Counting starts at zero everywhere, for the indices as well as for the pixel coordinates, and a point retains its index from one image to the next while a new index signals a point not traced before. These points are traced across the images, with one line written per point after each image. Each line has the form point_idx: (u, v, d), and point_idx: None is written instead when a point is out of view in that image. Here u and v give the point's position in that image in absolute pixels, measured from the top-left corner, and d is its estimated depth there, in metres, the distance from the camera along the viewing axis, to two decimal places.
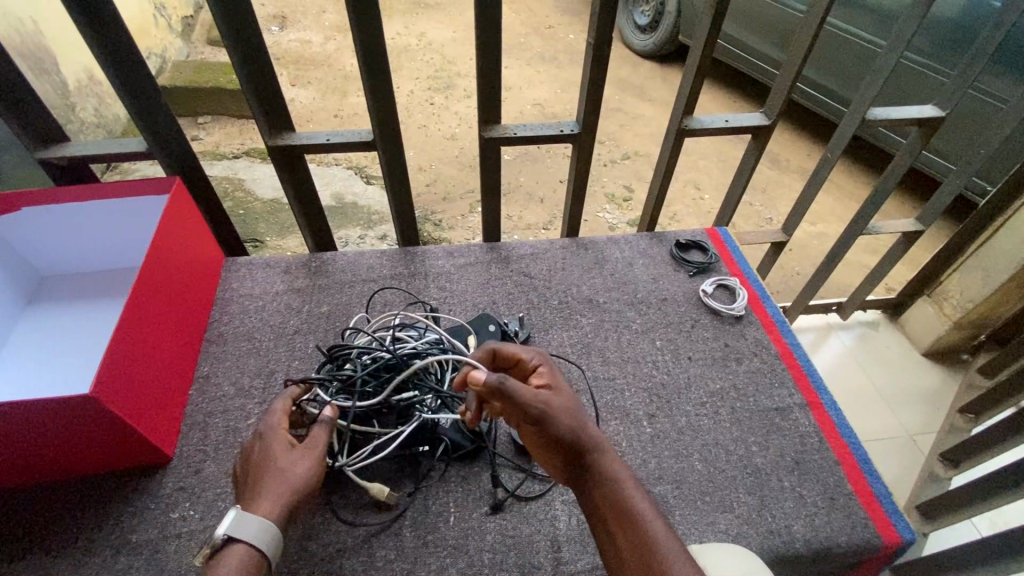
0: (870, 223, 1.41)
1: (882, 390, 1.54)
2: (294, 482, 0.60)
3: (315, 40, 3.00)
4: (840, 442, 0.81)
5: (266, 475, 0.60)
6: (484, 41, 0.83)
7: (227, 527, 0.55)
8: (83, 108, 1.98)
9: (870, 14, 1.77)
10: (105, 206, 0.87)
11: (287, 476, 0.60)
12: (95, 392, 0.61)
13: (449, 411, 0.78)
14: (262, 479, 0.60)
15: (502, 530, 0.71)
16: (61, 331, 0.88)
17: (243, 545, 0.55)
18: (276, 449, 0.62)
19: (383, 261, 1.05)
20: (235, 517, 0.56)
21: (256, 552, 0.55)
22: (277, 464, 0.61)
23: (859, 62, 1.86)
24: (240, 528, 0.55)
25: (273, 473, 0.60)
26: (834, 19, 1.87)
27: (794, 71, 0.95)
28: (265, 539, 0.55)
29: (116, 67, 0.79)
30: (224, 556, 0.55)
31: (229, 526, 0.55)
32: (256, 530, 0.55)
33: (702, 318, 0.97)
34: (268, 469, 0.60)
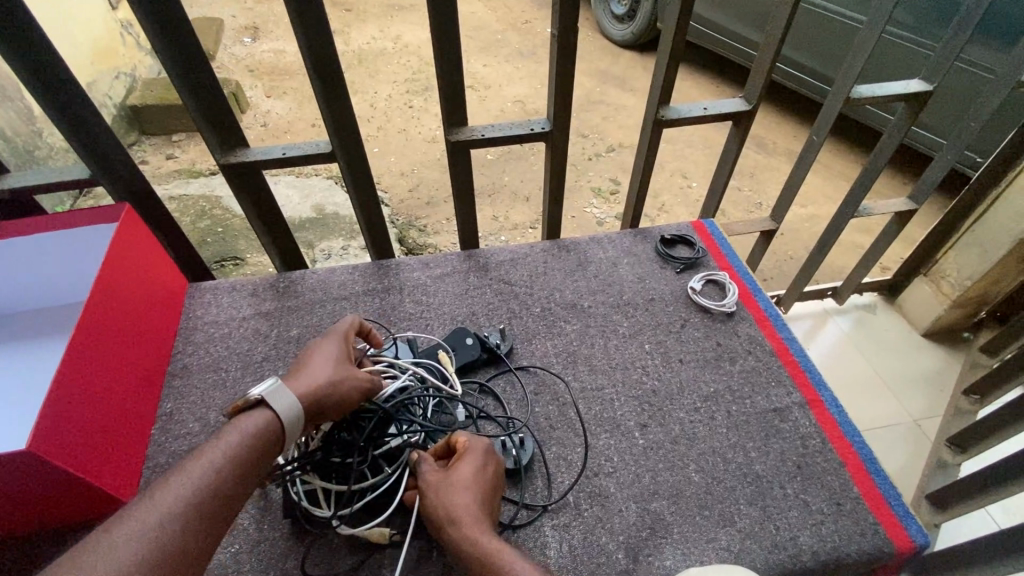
0: (862, 205, 1.36)
1: (884, 375, 1.50)
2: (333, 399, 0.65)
3: (289, 50, 2.94)
4: (844, 443, 0.77)
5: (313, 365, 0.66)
6: (441, 38, 0.77)
7: (266, 391, 0.61)
8: (50, 133, 1.92)
9: None
10: (50, 239, 0.82)
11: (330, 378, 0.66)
12: (32, 446, 0.56)
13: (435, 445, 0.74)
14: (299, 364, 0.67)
15: None
16: (11, 375, 0.83)
17: (260, 419, 0.60)
18: (318, 351, 0.69)
19: (355, 277, 1.00)
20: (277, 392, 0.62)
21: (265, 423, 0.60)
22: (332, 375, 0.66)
23: (840, 39, 1.81)
24: (272, 397, 0.61)
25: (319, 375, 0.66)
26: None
27: (772, 52, 0.90)
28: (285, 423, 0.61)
29: (44, 91, 0.73)
30: (247, 417, 0.60)
31: (266, 392, 0.61)
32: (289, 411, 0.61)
33: (692, 317, 0.92)
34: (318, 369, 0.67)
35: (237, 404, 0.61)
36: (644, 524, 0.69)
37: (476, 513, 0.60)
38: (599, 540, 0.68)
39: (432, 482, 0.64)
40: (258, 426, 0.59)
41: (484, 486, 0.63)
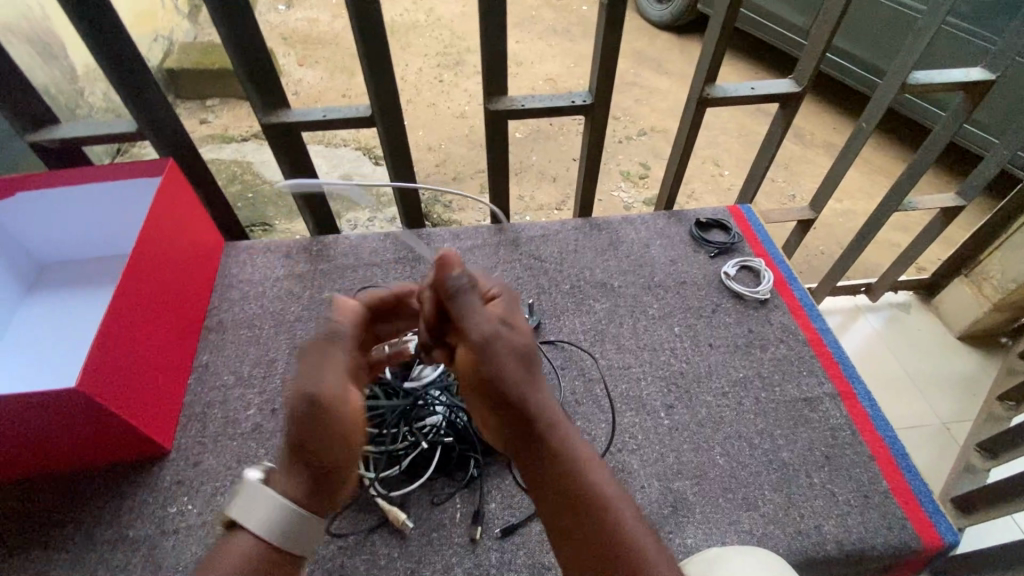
0: (907, 199, 1.30)
1: (914, 375, 1.47)
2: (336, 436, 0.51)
3: (322, 19, 2.94)
4: (875, 435, 0.76)
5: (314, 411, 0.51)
6: (488, 5, 0.76)
7: (238, 504, 0.48)
8: (90, 92, 1.96)
9: None
10: (94, 190, 0.84)
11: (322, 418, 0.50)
12: (79, 386, 0.58)
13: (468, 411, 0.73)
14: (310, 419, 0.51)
15: (520, 547, 0.65)
16: (57, 321, 0.86)
17: (249, 540, 0.48)
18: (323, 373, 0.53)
19: (386, 245, 1.00)
20: (255, 484, 0.49)
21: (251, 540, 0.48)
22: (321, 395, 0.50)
23: (893, 28, 1.74)
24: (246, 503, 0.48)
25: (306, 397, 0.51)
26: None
27: (827, 33, 0.87)
28: (272, 527, 0.48)
29: (96, 43, 0.74)
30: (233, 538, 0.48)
31: (241, 501, 0.48)
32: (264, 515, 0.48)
33: (724, 303, 0.90)
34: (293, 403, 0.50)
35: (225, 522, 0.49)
36: (666, 501, 0.69)
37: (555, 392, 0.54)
38: None
39: (507, 343, 0.52)
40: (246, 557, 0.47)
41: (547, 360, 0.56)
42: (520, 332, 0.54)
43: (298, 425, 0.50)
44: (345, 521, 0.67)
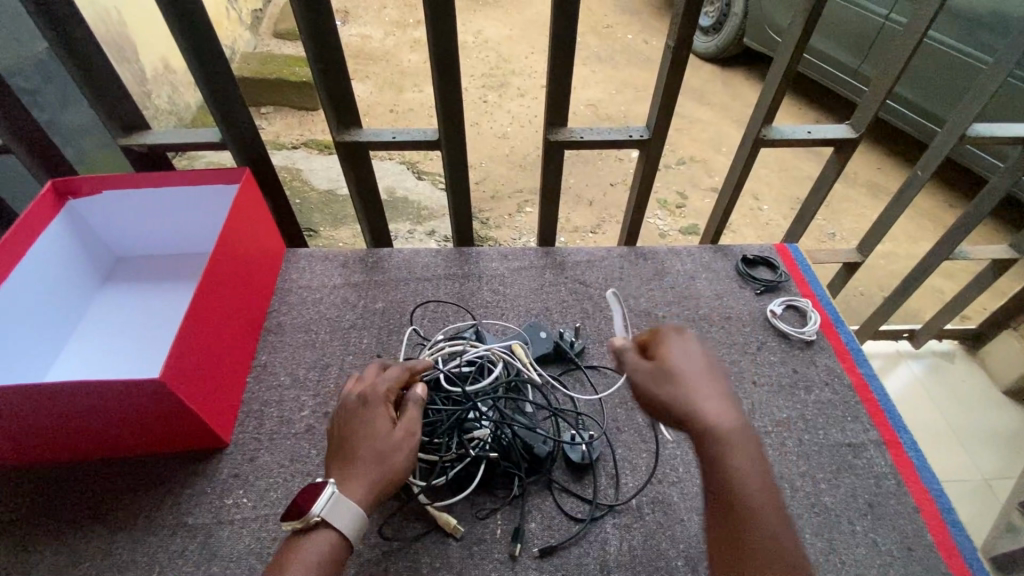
0: (958, 248, 1.28)
1: (955, 427, 1.43)
2: (398, 468, 0.60)
3: (375, 36, 3.06)
4: (921, 488, 0.75)
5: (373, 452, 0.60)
6: (558, 43, 0.80)
7: (323, 507, 0.55)
8: (158, 96, 2.08)
9: (976, 27, 1.64)
10: (176, 193, 0.90)
11: (385, 457, 0.59)
12: (161, 377, 0.62)
13: (512, 427, 0.73)
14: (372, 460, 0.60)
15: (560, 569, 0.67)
16: (129, 312, 0.92)
17: (328, 538, 0.55)
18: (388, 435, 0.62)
19: (437, 260, 1.04)
20: (334, 492, 0.56)
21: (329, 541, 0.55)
22: (381, 438, 0.60)
23: (953, 77, 1.72)
24: (334, 511, 0.55)
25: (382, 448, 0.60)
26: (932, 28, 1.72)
27: (890, 80, 0.89)
28: (352, 528, 0.56)
29: (198, 61, 0.81)
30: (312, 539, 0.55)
31: (323, 505, 0.55)
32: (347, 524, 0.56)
33: (769, 341, 0.91)
34: (363, 444, 0.60)
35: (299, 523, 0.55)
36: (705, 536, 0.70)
37: (712, 394, 0.58)
38: (659, 545, 0.69)
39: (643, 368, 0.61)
40: (324, 550, 0.55)
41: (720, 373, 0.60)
42: (665, 356, 0.61)
43: (369, 458, 0.59)
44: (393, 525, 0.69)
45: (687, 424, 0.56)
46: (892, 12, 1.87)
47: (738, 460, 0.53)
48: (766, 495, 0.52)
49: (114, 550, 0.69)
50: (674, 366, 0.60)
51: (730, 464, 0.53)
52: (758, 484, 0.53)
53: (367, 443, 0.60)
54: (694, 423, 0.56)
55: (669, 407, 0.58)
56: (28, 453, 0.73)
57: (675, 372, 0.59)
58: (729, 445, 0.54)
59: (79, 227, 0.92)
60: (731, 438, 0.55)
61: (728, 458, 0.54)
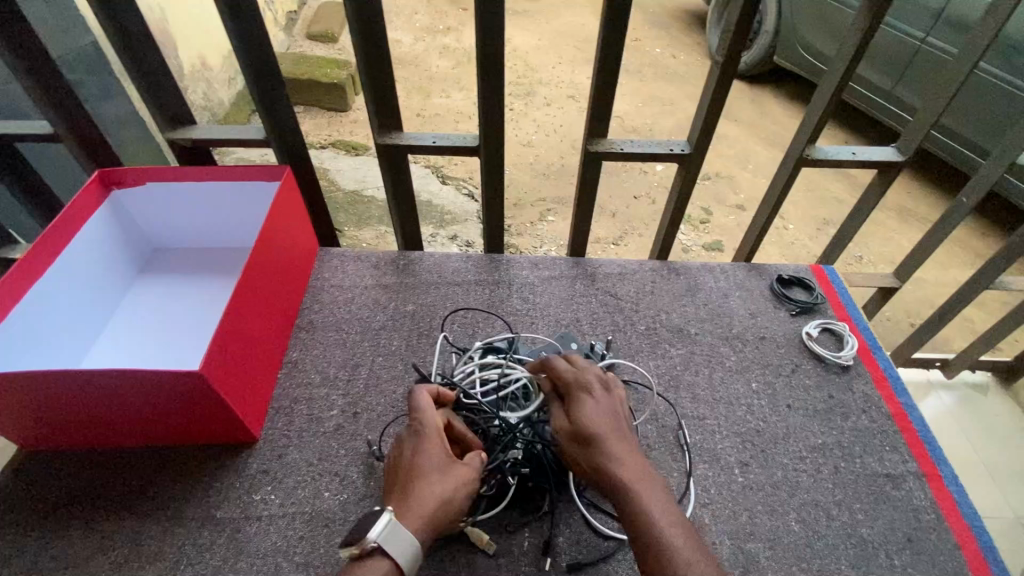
0: (999, 278, 1.25)
1: (987, 462, 1.39)
2: (454, 504, 0.59)
3: (405, 41, 3.10)
4: (962, 524, 0.72)
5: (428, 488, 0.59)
6: (605, 55, 0.80)
7: (382, 535, 0.55)
8: (193, 92, 2.12)
9: None
10: (217, 188, 0.92)
11: (444, 493, 0.59)
12: (200, 370, 0.63)
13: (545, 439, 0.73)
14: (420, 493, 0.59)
15: None
16: (164, 302, 0.93)
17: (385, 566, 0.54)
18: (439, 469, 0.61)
19: (468, 266, 1.04)
20: (392, 520, 0.56)
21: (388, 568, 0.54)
22: (441, 473, 0.60)
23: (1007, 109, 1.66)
24: (390, 541, 0.54)
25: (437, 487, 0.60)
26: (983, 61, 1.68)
27: (941, 105, 0.87)
28: (409, 560, 0.55)
29: (249, 60, 0.82)
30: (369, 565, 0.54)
31: (381, 531, 0.55)
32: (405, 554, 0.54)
33: (804, 363, 0.89)
34: (422, 477, 0.60)
35: (355, 550, 0.54)
36: (738, 561, 0.68)
37: (615, 436, 0.62)
38: None
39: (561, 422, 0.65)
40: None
41: (622, 417, 0.64)
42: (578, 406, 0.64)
43: (428, 492, 0.59)
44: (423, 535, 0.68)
45: (594, 469, 0.60)
46: (930, 35, 1.84)
47: (644, 498, 0.57)
48: (675, 529, 0.55)
49: (142, 540, 0.70)
50: (579, 412, 0.63)
51: (637, 503, 0.57)
52: (666, 518, 0.56)
53: (426, 476, 0.60)
54: (600, 468, 0.60)
55: (578, 454, 0.62)
56: (63, 438, 0.74)
57: (580, 418, 0.62)
58: (633, 484, 0.58)
59: (120, 217, 0.93)
60: (638, 481, 0.58)
61: (636, 497, 0.57)
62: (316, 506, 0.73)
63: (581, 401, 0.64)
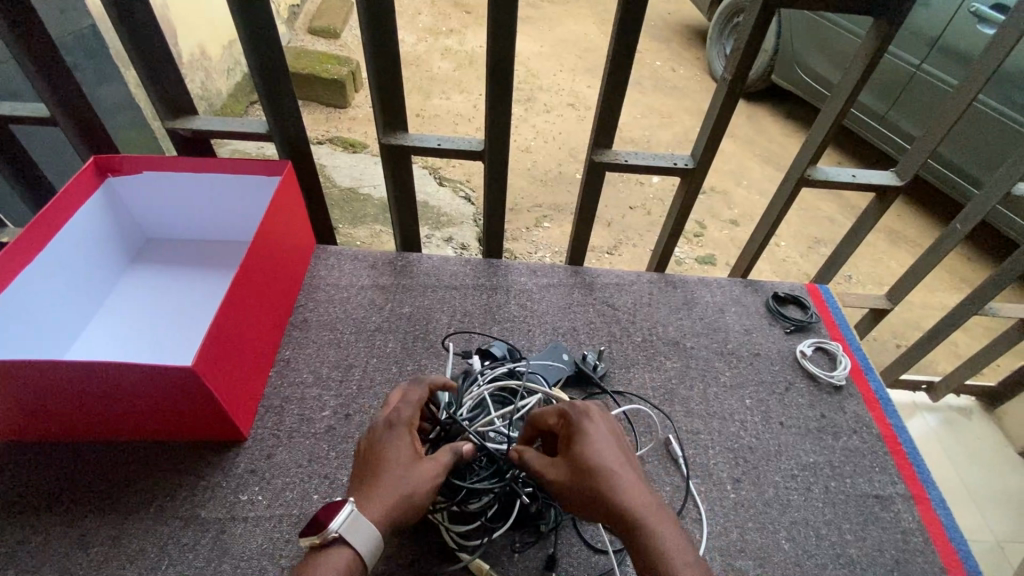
0: (987, 304, 1.27)
1: (969, 485, 1.41)
2: (419, 496, 0.58)
3: (407, 40, 3.10)
4: (948, 547, 0.73)
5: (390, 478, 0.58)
6: (615, 66, 0.80)
7: (341, 523, 0.54)
8: (192, 80, 2.10)
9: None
10: (216, 180, 0.90)
11: (407, 485, 0.58)
12: (192, 365, 0.61)
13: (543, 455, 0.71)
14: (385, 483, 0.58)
15: None
16: (155, 294, 0.91)
17: (344, 555, 0.54)
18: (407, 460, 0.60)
19: (466, 270, 1.04)
20: (351, 511, 0.55)
21: (351, 556, 0.54)
22: (405, 466, 0.59)
23: (1001, 139, 1.70)
24: (350, 532, 0.54)
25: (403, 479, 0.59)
26: (982, 94, 1.71)
27: (941, 132, 0.89)
28: (368, 550, 0.54)
29: (256, 52, 0.81)
30: (329, 554, 0.54)
31: (341, 523, 0.54)
32: (365, 543, 0.54)
33: (798, 382, 0.90)
34: (386, 469, 0.59)
35: (314, 540, 0.54)
36: None
37: (626, 470, 0.59)
38: None
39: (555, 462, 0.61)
40: (340, 571, 0.53)
41: (630, 453, 0.62)
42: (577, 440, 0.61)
43: (390, 484, 0.58)
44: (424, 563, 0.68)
45: (610, 508, 0.57)
46: (925, 62, 1.88)
47: (662, 533, 0.55)
48: (694, 565, 0.53)
49: (123, 538, 0.68)
50: (588, 448, 0.60)
51: (658, 539, 0.54)
52: (686, 557, 0.54)
53: (390, 467, 0.59)
54: (617, 504, 0.56)
55: (592, 492, 0.58)
56: (45, 430, 0.72)
57: (590, 455, 0.59)
58: (652, 520, 0.56)
59: (114, 205, 0.91)
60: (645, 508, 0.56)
61: (655, 532, 0.55)
62: (304, 508, 0.71)
63: (589, 435, 0.61)
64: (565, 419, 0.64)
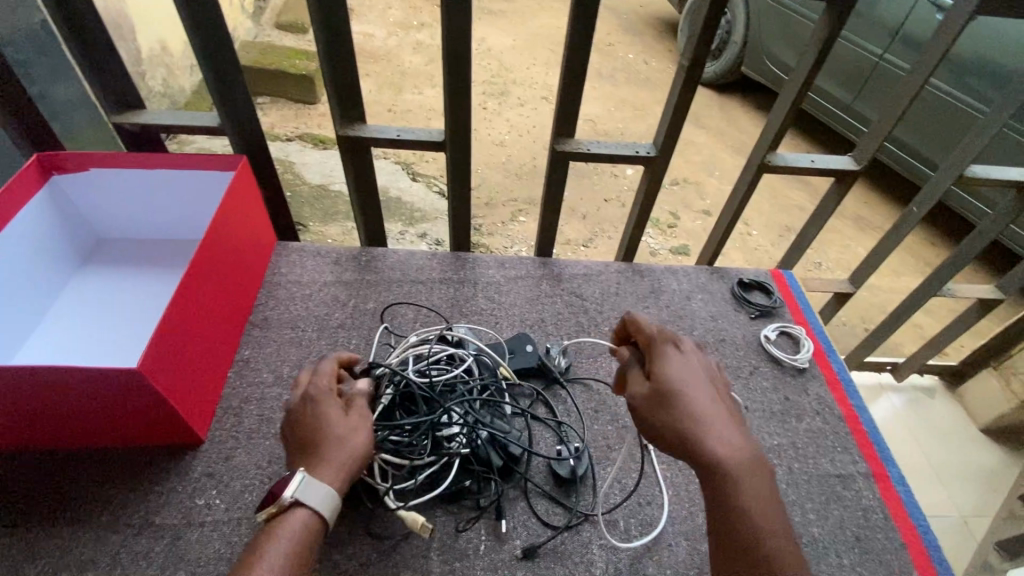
0: (945, 285, 1.30)
1: (933, 462, 1.46)
2: (346, 437, 0.59)
3: (378, 34, 3.05)
4: (908, 522, 0.75)
5: (331, 439, 0.58)
6: (573, 54, 0.79)
7: (296, 488, 0.54)
8: (152, 77, 2.03)
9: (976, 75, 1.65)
10: (168, 176, 0.87)
11: (349, 440, 0.58)
12: (139, 367, 0.59)
13: (484, 427, 0.72)
14: (325, 445, 0.58)
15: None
16: (106, 296, 0.88)
17: (304, 515, 0.53)
18: (338, 420, 0.60)
19: (432, 264, 1.02)
20: (304, 477, 0.55)
21: (315, 515, 0.54)
22: (323, 415, 0.60)
23: (955, 124, 1.75)
24: (306, 492, 0.54)
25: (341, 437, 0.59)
26: (935, 78, 1.75)
27: (895, 115, 0.90)
28: (320, 500, 0.54)
29: (203, 44, 0.78)
30: (291, 518, 0.53)
31: (295, 486, 0.54)
32: (325, 498, 0.54)
33: (762, 366, 0.91)
34: (306, 424, 0.59)
35: (273, 509, 0.53)
36: (693, 563, 0.68)
37: (710, 400, 0.58)
38: (645, 569, 0.68)
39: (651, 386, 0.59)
40: (304, 528, 0.53)
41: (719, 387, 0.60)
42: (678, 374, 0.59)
43: (314, 436, 0.58)
44: (356, 541, 0.67)
45: (696, 439, 0.54)
46: (887, 52, 1.91)
47: (735, 463, 0.53)
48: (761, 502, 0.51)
49: (72, 550, 0.65)
50: (672, 371, 0.59)
51: (730, 467, 0.52)
52: (762, 502, 0.51)
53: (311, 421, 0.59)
54: (692, 428, 0.55)
55: (668, 412, 0.57)
56: None
57: (672, 377, 0.58)
58: (728, 449, 0.53)
59: (59, 205, 0.87)
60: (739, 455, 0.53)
61: (727, 461, 0.53)
62: (264, 511, 0.69)
63: (673, 362, 0.60)
64: (652, 344, 0.63)
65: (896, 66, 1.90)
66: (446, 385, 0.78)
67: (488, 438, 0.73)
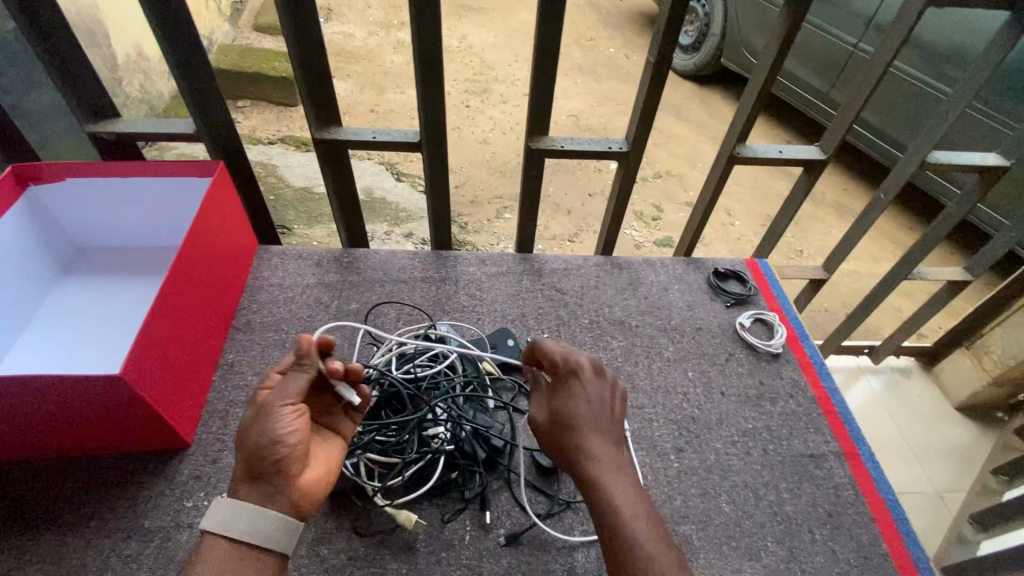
0: (916, 269, 1.34)
1: (911, 441, 1.50)
2: (264, 455, 0.54)
3: (358, 34, 3.04)
4: (877, 497, 0.78)
5: (243, 440, 0.55)
6: (543, 52, 0.80)
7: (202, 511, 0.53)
8: (129, 83, 2.01)
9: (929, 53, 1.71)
10: (146, 183, 0.88)
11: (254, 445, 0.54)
12: (122, 373, 0.60)
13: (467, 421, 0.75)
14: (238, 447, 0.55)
15: (517, 564, 0.68)
16: (88, 305, 0.88)
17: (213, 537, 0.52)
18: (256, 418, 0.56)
19: (414, 263, 1.04)
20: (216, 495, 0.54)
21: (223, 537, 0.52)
22: (261, 427, 0.55)
23: (923, 108, 1.79)
24: (208, 514, 0.52)
25: (252, 440, 0.54)
26: (896, 60, 1.80)
27: (859, 104, 0.93)
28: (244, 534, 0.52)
29: (175, 52, 0.78)
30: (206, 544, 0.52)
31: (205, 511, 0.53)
32: (216, 519, 0.52)
33: (737, 352, 0.93)
34: (244, 437, 0.55)
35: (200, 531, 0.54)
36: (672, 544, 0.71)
37: (604, 432, 0.61)
38: None
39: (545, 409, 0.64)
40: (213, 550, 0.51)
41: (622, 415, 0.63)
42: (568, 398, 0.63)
43: (248, 452, 0.54)
44: (343, 538, 0.68)
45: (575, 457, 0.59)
46: (862, 41, 1.94)
47: (618, 493, 0.56)
48: (643, 526, 0.55)
49: (62, 555, 0.66)
50: (571, 406, 0.62)
51: (612, 498, 0.56)
52: (635, 514, 0.55)
53: (250, 437, 0.55)
54: (583, 461, 0.59)
55: (561, 448, 0.60)
56: None
57: (570, 412, 0.62)
58: (608, 481, 0.57)
59: (37, 215, 0.87)
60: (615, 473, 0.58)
61: (611, 492, 0.56)
62: None
63: (577, 395, 0.63)
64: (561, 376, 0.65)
65: (863, 52, 1.94)
66: (431, 381, 0.80)
67: (471, 432, 0.75)
